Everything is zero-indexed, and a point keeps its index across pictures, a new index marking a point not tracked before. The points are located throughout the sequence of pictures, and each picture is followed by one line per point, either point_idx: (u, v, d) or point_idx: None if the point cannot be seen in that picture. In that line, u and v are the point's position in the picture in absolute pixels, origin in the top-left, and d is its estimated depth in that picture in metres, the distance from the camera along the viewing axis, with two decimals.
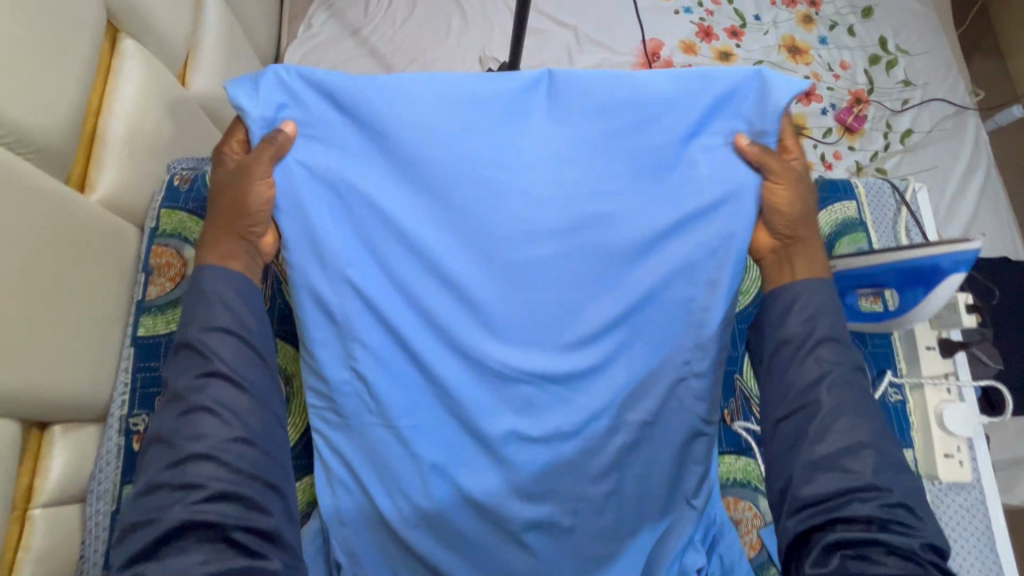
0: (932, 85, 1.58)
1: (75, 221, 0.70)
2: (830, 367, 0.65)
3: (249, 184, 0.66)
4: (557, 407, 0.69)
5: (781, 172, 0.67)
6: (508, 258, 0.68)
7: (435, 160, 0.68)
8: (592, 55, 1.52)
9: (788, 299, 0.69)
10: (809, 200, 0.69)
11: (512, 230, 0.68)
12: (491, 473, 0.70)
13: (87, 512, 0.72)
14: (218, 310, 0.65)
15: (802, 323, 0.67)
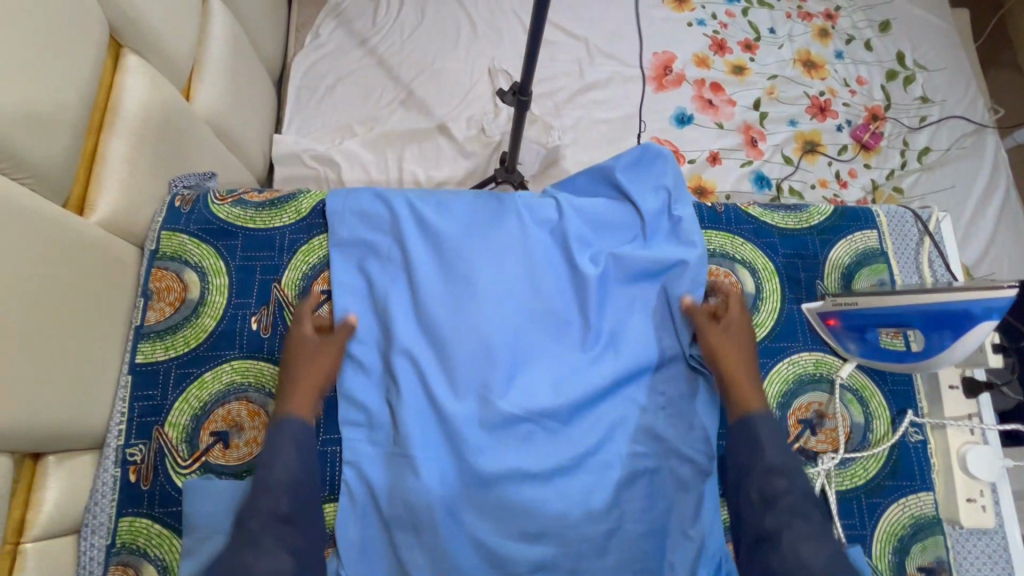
0: (950, 102, 1.54)
1: (73, 248, 0.68)
2: (783, 492, 0.65)
3: (330, 351, 0.76)
4: (554, 445, 0.75)
5: (712, 332, 0.78)
6: (510, 312, 0.79)
7: (452, 231, 0.83)
8: (603, 68, 1.50)
9: (742, 431, 0.72)
10: (741, 343, 0.77)
11: (510, 288, 0.80)
12: (495, 514, 0.72)
13: (82, 546, 0.70)
14: (285, 450, 0.68)
15: (745, 442, 0.71)
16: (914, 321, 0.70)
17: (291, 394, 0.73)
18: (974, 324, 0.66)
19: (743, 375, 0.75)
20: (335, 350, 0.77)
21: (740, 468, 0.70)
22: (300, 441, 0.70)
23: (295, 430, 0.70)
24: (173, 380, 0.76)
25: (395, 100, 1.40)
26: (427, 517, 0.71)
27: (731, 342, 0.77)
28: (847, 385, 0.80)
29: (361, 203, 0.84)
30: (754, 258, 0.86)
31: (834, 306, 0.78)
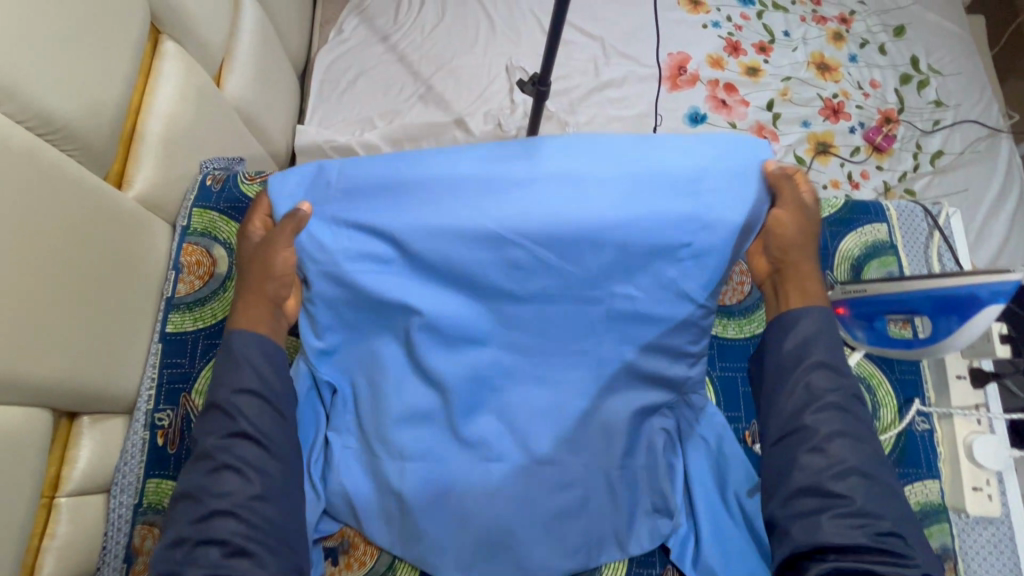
0: (964, 106, 1.55)
1: (109, 218, 0.71)
2: (832, 386, 0.66)
3: (277, 251, 0.74)
4: (528, 350, 0.78)
5: (787, 198, 0.74)
6: (535, 275, 0.75)
7: (470, 185, 0.75)
8: (619, 67, 1.52)
9: (781, 324, 0.71)
10: (807, 229, 0.74)
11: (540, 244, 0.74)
12: (477, 410, 0.77)
13: (111, 504, 0.73)
14: (247, 369, 0.69)
15: (789, 335, 0.70)
16: (921, 306, 0.72)
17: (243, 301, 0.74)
18: (981, 308, 0.67)
19: (800, 261, 0.74)
20: (285, 249, 0.75)
21: (780, 356, 0.70)
22: (250, 348, 0.70)
23: (239, 337, 0.70)
24: (201, 350, 0.79)
25: (415, 95, 1.43)
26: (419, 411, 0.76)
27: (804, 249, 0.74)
28: (855, 373, 0.82)
29: (383, 163, 0.77)
30: None
31: (844, 295, 0.79)
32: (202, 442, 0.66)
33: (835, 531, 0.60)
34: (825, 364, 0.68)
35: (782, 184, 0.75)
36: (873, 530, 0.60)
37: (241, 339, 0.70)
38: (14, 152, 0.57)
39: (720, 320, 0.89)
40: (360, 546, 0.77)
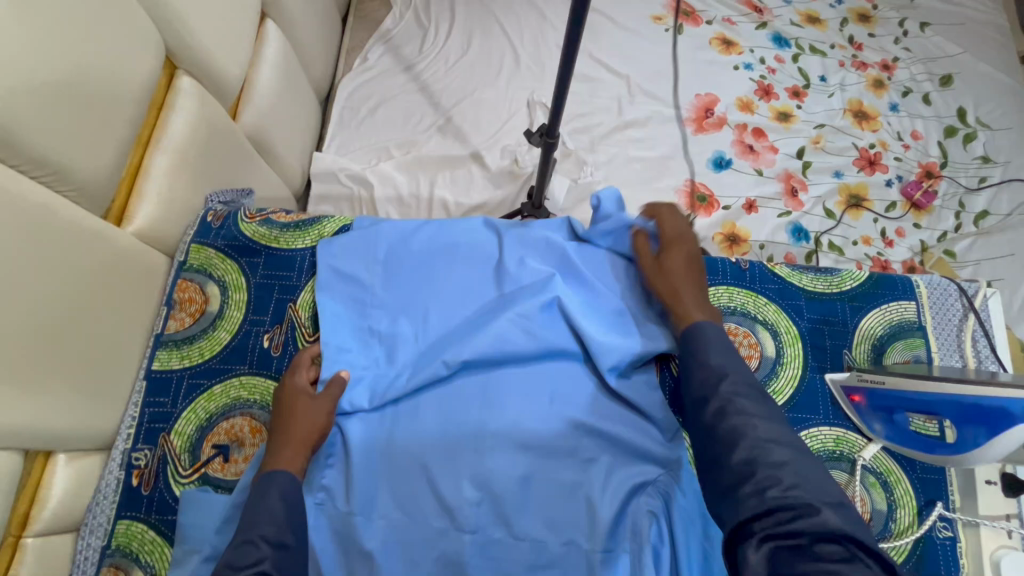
0: (1014, 164, 1.45)
1: (100, 256, 0.70)
2: (723, 381, 0.65)
3: (320, 405, 0.74)
4: (524, 419, 0.75)
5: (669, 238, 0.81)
6: (524, 337, 0.79)
7: (468, 252, 0.85)
8: (642, 107, 1.49)
9: (692, 337, 0.71)
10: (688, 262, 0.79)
11: (526, 311, 0.80)
12: (466, 478, 0.73)
13: (78, 545, 0.71)
14: (272, 506, 0.65)
15: (693, 350, 0.70)
16: (944, 411, 0.68)
17: (282, 445, 0.71)
18: (1014, 424, 0.62)
19: (689, 291, 0.76)
20: (327, 406, 0.75)
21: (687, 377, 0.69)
22: (288, 494, 0.67)
23: (283, 483, 0.67)
24: (184, 390, 0.78)
25: (433, 126, 1.43)
26: (408, 472, 0.74)
27: (675, 265, 0.78)
28: (870, 467, 0.75)
29: (404, 227, 0.87)
30: (777, 319, 0.82)
31: (860, 383, 0.74)
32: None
33: (746, 503, 0.55)
34: (718, 367, 0.67)
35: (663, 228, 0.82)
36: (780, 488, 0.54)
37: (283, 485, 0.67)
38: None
39: None
40: None
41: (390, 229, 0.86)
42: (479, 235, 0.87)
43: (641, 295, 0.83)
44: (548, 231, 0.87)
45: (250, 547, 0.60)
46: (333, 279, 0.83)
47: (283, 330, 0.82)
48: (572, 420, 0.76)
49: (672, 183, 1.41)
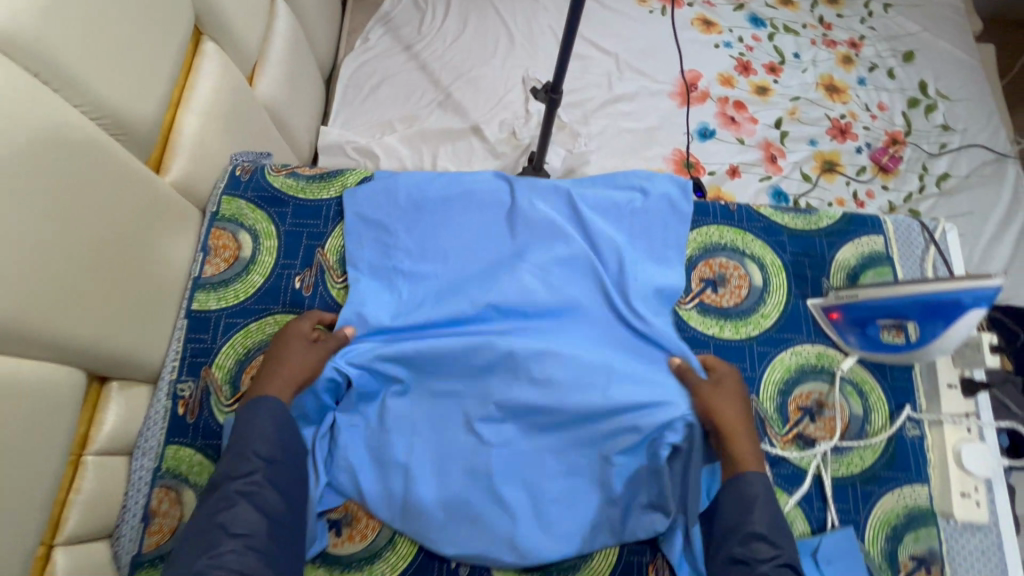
0: (971, 131, 1.58)
1: (145, 198, 0.76)
2: (764, 558, 0.68)
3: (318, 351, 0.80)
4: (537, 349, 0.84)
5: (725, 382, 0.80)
6: (540, 271, 0.88)
7: (480, 201, 0.92)
8: (631, 82, 1.58)
9: (736, 490, 0.73)
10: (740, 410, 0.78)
11: (544, 249, 0.89)
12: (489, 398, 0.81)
13: (132, 466, 0.77)
14: (264, 426, 0.72)
15: (741, 499, 0.72)
16: (909, 312, 0.76)
17: (277, 373, 0.77)
18: (964, 312, 0.71)
19: (742, 436, 0.75)
20: (322, 353, 0.80)
21: (726, 526, 0.72)
22: (277, 416, 0.74)
23: (272, 407, 0.74)
24: (222, 328, 0.84)
25: (434, 102, 1.50)
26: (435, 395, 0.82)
27: (727, 405, 0.78)
28: (847, 378, 0.85)
29: (420, 177, 0.93)
30: (763, 253, 0.91)
31: (837, 300, 0.83)
32: (222, 487, 0.68)
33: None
34: (763, 536, 0.69)
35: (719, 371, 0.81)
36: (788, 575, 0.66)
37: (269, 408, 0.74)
38: (59, 129, 0.62)
39: (717, 321, 0.87)
40: (363, 519, 0.78)
41: (408, 180, 0.93)
42: (490, 187, 0.93)
43: (641, 235, 0.91)
44: (554, 183, 0.94)
45: (243, 467, 0.70)
46: (359, 226, 0.90)
47: (313, 273, 0.88)
48: (587, 344, 0.84)
49: (660, 152, 1.50)
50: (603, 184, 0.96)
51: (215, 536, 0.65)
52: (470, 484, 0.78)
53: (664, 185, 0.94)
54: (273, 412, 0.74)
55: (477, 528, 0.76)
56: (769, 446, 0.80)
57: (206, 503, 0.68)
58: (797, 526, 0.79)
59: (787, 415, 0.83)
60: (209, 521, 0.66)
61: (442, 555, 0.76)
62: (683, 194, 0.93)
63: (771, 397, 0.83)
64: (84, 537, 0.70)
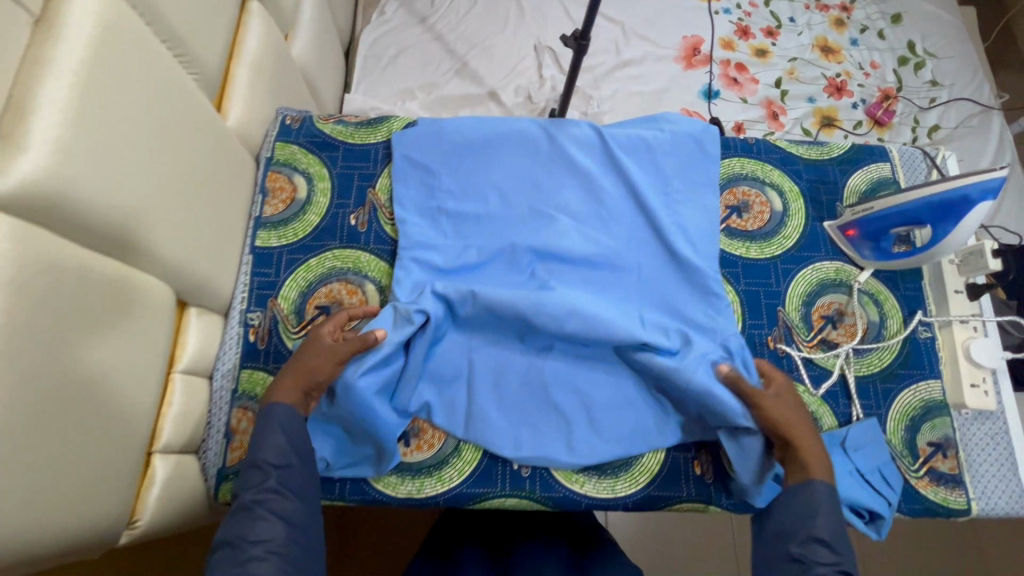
0: (958, 86, 1.67)
1: (212, 135, 0.80)
2: (823, 562, 0.66)
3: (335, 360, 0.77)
4: (579, 276, 0.91)
5: (783, 387, 0.80)
6: (581, 201, 0.96)
7: (516, 142, 0.98)
8: (638, 48, 1.65)
9: (801, 493, 0.71)
10: (799, 413, 0.77)
11: (585, 181, 0.96)
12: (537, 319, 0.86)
13: (212, 387, 0.83)
14: (273, 433, 0.73)
15: (803, 503, 0.70)
16: (922, 215, 0.83)
17: (286, 377, 0.77)
18: (974, 205, 0.79)
19: (809, 441, 0.75)
20: (337, 363, 0.78)
21: (786, 528, 0.71)
22: (286, 423, 0.74)
23: (281, 416, 0.74)
24: (285, 262, 0.89)
25: (452, 70, 1.56)
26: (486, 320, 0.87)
27: (787, 408, 0.77)
28: (864, 290, 0.92)
29: (459, 122, 0.99)
30: (782, 181, 0.98)
31: (852, 217, 0.91)
32: (240, 497, 0.69)
33: None
34: (826, 542, 0.67)
35: (774, 374, 0.82)
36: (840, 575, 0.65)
37: (280, 415, 0.74)
38: (152, 61, 0.67)
39: (743, 243, 0.95)
40: (429, 430, 0.84)
41: (448, 125, 0.98)
42: (524, 129, 0.99)
43: (670, 171, 0.97)
44: (585, 126, 0.99)
45: (258, 476, 0.70)
46: (406, 167, 0.96)
47: (366, 211, 0.93)
48: (627, 264, 0.92)
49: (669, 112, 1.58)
50: (631, 127, 1.01)
51: (238, 545, 0.65)
52: (525, 396, 0.85)
53: (689, 126, 1.00)
54: (281, 420, 0.73)
55: (534, 431, 0.83)
56: (796, 351, 0.88)
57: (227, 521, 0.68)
58: (826, 421, 0.86)
59: (811, 323, 0.90)
60: (229, 531, 0.66)
61: (504, 457, 0.82)
62: (707, 132, 0.99)
63: (796, 308, 0.91)
64: (177, 446, 0.75)
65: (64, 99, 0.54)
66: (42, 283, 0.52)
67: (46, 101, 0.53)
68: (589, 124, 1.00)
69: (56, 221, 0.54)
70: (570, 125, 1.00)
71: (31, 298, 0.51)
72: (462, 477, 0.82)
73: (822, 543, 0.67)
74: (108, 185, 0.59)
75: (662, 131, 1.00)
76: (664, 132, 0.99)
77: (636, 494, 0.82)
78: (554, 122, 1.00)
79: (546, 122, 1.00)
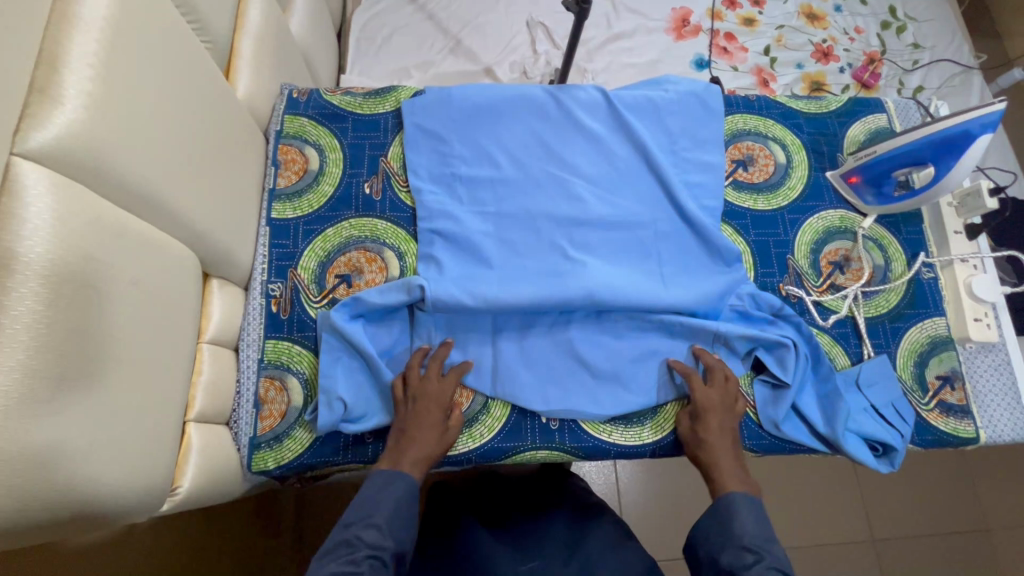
0: (939, 48, 1.72)
1: (228, 106, 0.80)
2: (751, 562, 0.66)
3: (440, 418, 0.78)
4: (596, 235, 0.92)
5: (702, 398, 0.81)
6: (592, 162, 0.96)
7: (524, 108, 0.98)
8: (628, 21, 1.67)
9: (717, 513, 0.73)
10: (716, 428, 0.79)
11: (594, 143, 0.97)
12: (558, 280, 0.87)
13: (239, 357, 0.83)
14: (396, 504, 0.70)
15: (719, 525, 0.72)
16: (924, 154, 0.86)
17: (410, 445, 0.76)
18: (975, 140, 0.81)
19: (721, 461, 0.77)
20: (442, 423, 0.78)
21: (711, 550, 0.71)
22: (405, 495, 0.72)
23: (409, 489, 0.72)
24: (302, 234, 0.90)
25: (446, 48, 1.56)
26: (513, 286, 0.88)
27: (705, 427, 0.80)
28: (868, 236, 0.95)
29: (467, 90, 0.99)
30: (784, 135, 1.01)
31: (855, 164, 0.94)
32: (349, 543, 0.65)
33: None
34: (746, 546, 0.68)
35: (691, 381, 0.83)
36: (761, 564, 0.65)
37: (399, 485, 0.72)
38: (168, 23, 0.66)
39: (750, 195, 0.97)
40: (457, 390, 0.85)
41: (456, 93, 0.98)
42: (532, 96, 0.99)
43: (677, 129, 0.99)
44: (592, 90, 1.00)
45: (372, 533, 0.66)
46: (417, 136, 0.96)
47: (380, 180, 0.94)
48: (642, 222, 0.93)
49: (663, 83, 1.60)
50: (637, 90, 1.02)
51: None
52: (549, 354, 0.87)
53: (693, 86, 1.01)
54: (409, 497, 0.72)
55: (564, 389, 0.85)
56: (806, 295, 0.91)
57: (321, 565, 0.63)
58: (839, 361, 0.90)
59: (820, 269, 0.94)
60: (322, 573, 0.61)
61: (533, 411, 0.84)
62: (710, 91, 1.01)
63: (804, 255, 0.94)
64: (209, 415, 0.75)
65: (93, 54, 0.54)
66: (85, 235, 0.53)
67: (77, 54, 0.53)
68: (595, 88, 1.01)
69: (94, 174, 0.55)
70: (576, 90, 1.00)
71: (77, 247, 0.51)
72: (493, 432, 0.84)
73: (745, 548, 0.67)
74: (136, 144, 0.59)
75: (670, 92, 1.00)
76: (670, 93, 1.00)
77: (663, 440, 0.85)
78: (561, 88, 1.01)
79: (554, 88, 1.00)
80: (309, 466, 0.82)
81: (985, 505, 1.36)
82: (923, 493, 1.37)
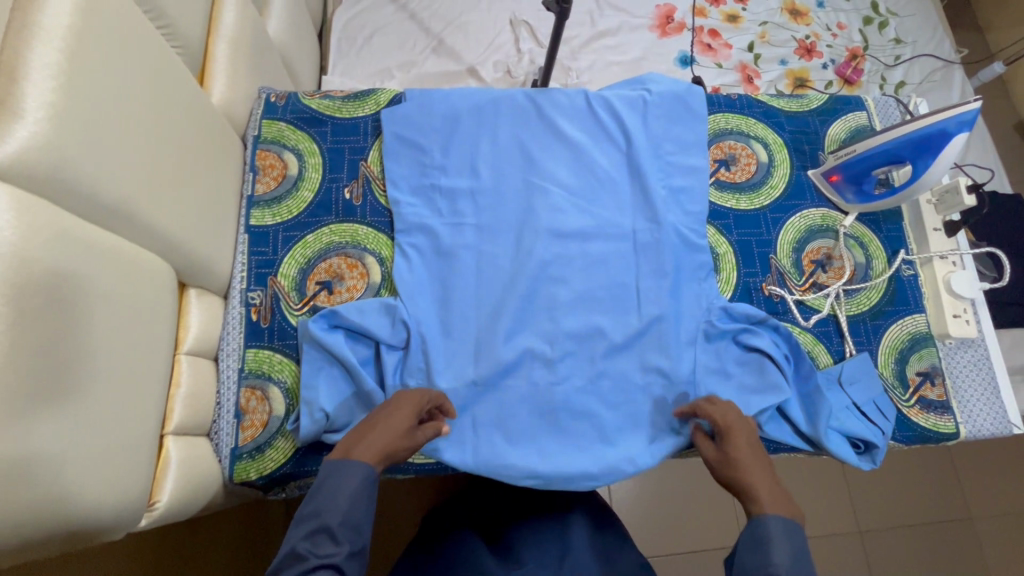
0: (921, 43, 1.73)
1: (202, 111, 0.79)
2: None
3: (401, 411, 0.71)
4: (577, 245, 0.92)
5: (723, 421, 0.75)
6: (573, 169, 0.96)
7: (506, 114, 0.98)
8: (612, 18, 1.66)
9: (752, 534, 0.63)
10: (743, 444, 0.71)
11: (575, 152, 0.97)
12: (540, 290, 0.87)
13: (219, 368, 0.82)
14: (345, 496, 0.64)
15: (753, 543, 0.63)
16: (902, 153, 0.86)
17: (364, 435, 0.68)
18: (952, 139, 0.81)
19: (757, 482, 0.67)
20: (406, 416, 0.71)
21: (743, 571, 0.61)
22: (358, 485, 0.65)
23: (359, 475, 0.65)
24: (281, 241, 0.89)
25: (428, 48, 1.54)
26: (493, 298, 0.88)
27: (734, 445, 0.72)
28: (850, 234, 0.96)
29: (448, 95, 0.98)
30: (766, 134, 1.01)
31: (835, 163, 0.94)
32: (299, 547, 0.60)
33: None
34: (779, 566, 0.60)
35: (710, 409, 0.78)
36: None
37: (353, 477, 0.65)
38: (135, 29, 0.65)
39: (732, 195, 0.97)
40: None
41: (437, 99, 0.98)
42: (513, 101, 0.99)
43: (659, 130, 0.98)
44: (572, 94, 1.00)
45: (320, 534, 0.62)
46: (398, 141, 0.95)
47: (360, 185, 0.93)
48: (623, 232, 0.93)
49: None
50: (619, 91, 1.01)
51: None
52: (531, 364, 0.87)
53: (674, 86, 1.01)
54: (362, 483, 0.65)
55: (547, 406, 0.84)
56: (788, 294, 0.92)
57: None
58: (821, 359, 0.90)
59: (802, 268, 0.94)
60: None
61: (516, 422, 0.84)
62: (692, 91, 1.00)
63: (786, 254, 0.94)
64: (188, 427, 0.74)
65: (56, 64, 0.53)
66: (50, 252, 0.51)
67: (38, 64, 0.52)
68: (575, 92, 1.00)
69: (58, 187, 0.54)
70: (556, 95, 0.99)
71: (42, 263, 0.50)
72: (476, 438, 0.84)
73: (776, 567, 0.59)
74: (102, 155, 0.58)
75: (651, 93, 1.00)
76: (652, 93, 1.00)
77: None
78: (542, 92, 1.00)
79: (534, 93, 0.99)
80: (292, 476, 0.81)
81: (969, 495, 1.38)
82: (908, 485, 1.38)
